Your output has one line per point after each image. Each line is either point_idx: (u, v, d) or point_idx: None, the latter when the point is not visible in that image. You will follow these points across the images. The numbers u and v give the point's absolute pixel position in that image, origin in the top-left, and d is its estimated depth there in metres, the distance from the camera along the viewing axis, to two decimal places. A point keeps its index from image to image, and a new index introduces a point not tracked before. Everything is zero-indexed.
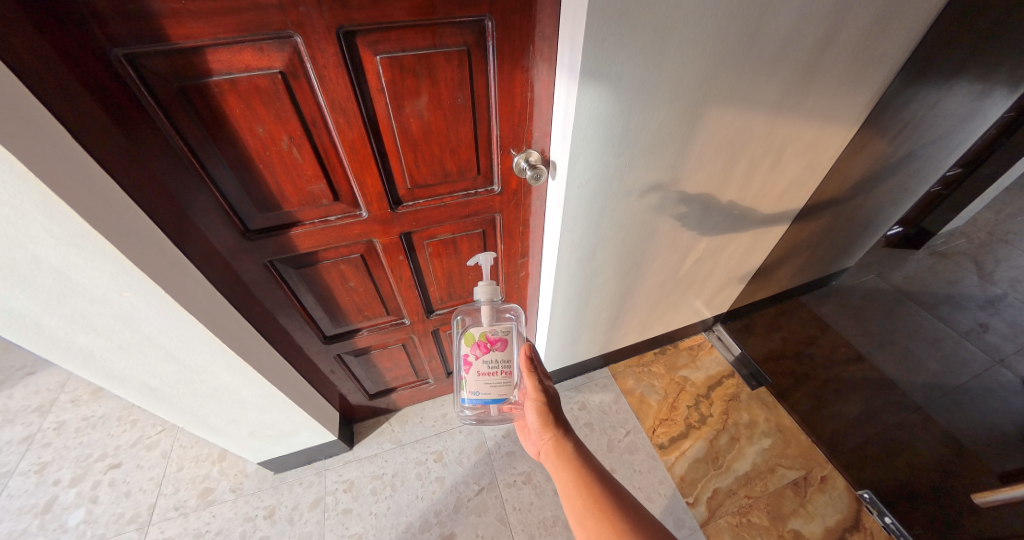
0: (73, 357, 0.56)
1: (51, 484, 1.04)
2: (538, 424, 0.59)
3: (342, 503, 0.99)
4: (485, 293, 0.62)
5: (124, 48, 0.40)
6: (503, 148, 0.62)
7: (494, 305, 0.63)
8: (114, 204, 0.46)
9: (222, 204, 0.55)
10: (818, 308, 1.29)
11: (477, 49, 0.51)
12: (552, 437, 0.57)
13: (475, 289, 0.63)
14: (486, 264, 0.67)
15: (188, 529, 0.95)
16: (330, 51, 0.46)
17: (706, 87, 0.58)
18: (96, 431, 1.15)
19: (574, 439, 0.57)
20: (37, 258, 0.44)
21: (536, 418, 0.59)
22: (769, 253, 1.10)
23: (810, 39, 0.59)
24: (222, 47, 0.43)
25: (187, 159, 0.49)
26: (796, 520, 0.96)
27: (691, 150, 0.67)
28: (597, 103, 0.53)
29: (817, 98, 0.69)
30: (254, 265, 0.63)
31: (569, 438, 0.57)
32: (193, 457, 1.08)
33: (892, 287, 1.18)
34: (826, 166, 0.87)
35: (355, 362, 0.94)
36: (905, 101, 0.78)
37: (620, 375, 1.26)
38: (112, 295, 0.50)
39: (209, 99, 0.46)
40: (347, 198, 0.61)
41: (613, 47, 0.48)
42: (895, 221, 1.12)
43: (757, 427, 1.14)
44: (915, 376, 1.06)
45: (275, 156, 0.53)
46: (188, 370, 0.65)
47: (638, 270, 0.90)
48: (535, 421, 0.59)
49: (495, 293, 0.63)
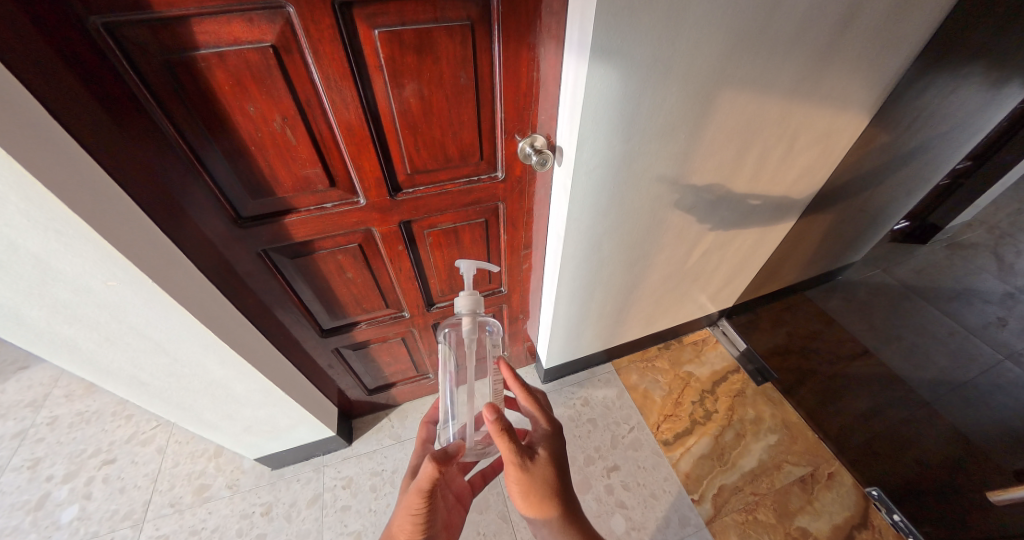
0: (58, 350, 0.54)
1: (44, 480, 1.02)
2: (527, 499, 0.51)
3: (341, 500, 0.97)
4: (466, 304, 0.56)
5: (103, 16, 0.37)
6: (507, 132, 0.59)
7: (476, 318, 0.58)
8: (97, 186, 0.43)
9: (212, 189, 0.52)
10: (824, 303, 1.25)
11: (481, 24, 0.48)
12: (552, 520, 0.51)
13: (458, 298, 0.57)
14: (469, 273, 0.61)
15: (183, 526, 0.93)
16: (325, 22, 0.43)
17: (720, 68, 0.55)
18: (90, 426, 1.13)
19: (572, 513, 0.51)
20: (14, 244, 0.41)
21: (531, 502, 0.51)
22: (777, 246, 1.08)
23: (829, 19, 0.56)
24: (210, 18, 0.40)
25: (175, 140, 0.47)
26: (804, 517, 0.95)
27: (703, 137, 0.64)
28: (608, 84, 0.50)
29: (833, 82, 0.66)
30: (248, 254, 0.61)
31: (573, 520, 0.51)
32: (188, 453, 1.05)
33: (897, 283, 1.13)
34: (840, 155, 0.84)
35: (353, 356, 0.92)
36: (922, 89, 0.75)
37: (624, 371, 1.24)
38: (96, 284, 0.47)
39: (197, 76, 0.43)
40: (344, 183, 0.58)
41: (626, 22, 0.45)
42: (903, 214, 1.08)
43: (763, 423, 1.13)
44: (923, 372, 1.02)
45: (268, 137, 0.50)
46: (180, 363, 0.62)
47: (645, 262, 0.87)
48: (529, 504, 0.51)
49: (479, 305, 0.57)
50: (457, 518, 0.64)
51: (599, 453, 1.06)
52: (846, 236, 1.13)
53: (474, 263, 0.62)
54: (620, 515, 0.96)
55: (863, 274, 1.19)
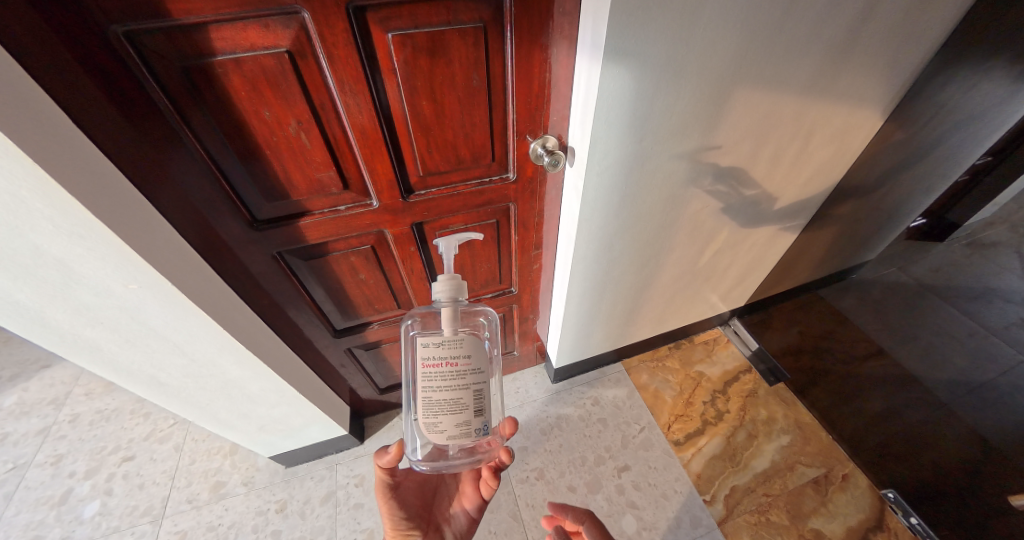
0: (81, 351, 0.55)
1: (66, 476, 1.05)
2: None
3: (353, 497, 0.98)
4: (439, 290, 0.53)
5: (123, 24, 0.38)
6: (519, 133, 0.59)
7: (457, 306, 0.54)
8: (117, 191, 0.43)
9: (228, 193, 0.53)
10: (839, 301, 1.23)
11: (494, 25, 0.48)
12: None
13: (435, 285, 0.54)
14: (450, 251, 0.58)
15: (201, 522, 0.95)
16: (339, 26, 0.43)
17: (735, 66, 0.54)
18: (109, 423, 1.16)
19: None
20: (39, 248, 0.42)
21: None
22: (791, 245, 1.06)
23: (847, 15, 0.55)
24: (226, 24, 0.40)
25: (193, 145, 0.48)
26: (818, 519, 0.94)
27: (716, 136, 0.64)
28: (622, 84, 0.50)
29: (850, 79, 0.65)
30: (263, 256, 0.62)
31: None
32: (204, 450, 1.08)
33: (913, 281, 1.13)
34: (856, 152, 0.83)
35: (365, 356, 0.93)
36: (943, 84, 0.73)
37: (634, 370, 1.24)
38: (117, 287, 0.48)
39: (214, 81, 0.44)
40: (357, 186, 0.59)
41: (640, 22, 0.45)
42: (920, 213, 1.05)
43: (776, 424, 1.11)
44: (941, 372, 1.01)
45: (283, 142, 0.51)
46: (197, 364, 0.63)
47: (656, 262, 0.87)
48: None
49: (456, 292, 0.53)
50: (461, 520, 0.61)
51: (609, 453, 1.06)
52: (860, 235, 1.11)
53: (452, 240, 0.59)
54: (631, 516, 0.95)
55: (878, 272, 1.18)
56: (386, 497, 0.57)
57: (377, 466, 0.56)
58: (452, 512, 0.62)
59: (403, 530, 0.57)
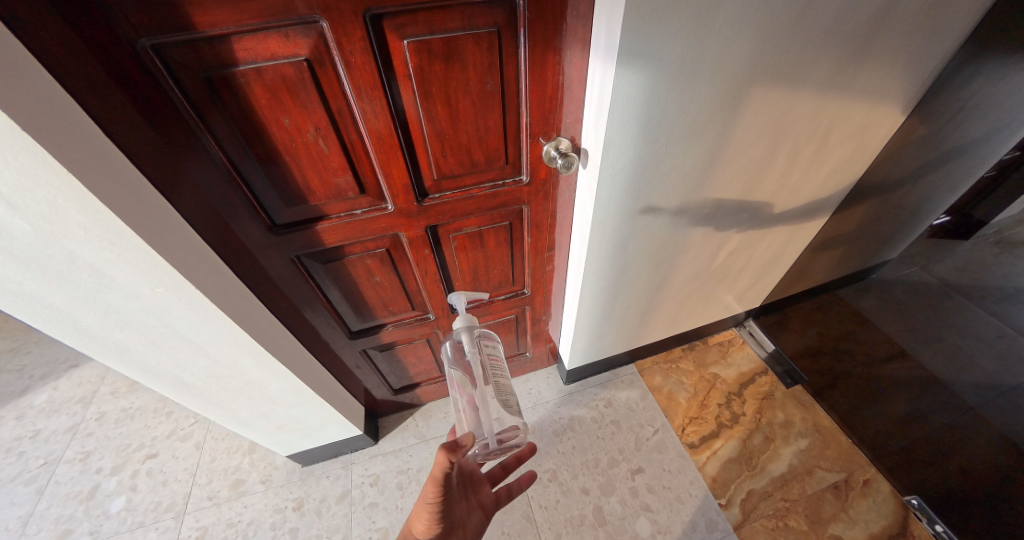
0: (110, 352, 0.57)
1: (94, 472, 1.09)
2: None
3: (368, 496, 1.00)
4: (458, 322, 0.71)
5: (151, 38, 0.39)
6: (533, 135, 0.60)
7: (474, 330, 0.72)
8: (144, 198, 0.45)
9: (249, 198, 0.54)
10: (858, 303, 1.19)
11: (508, 30, 0.49)
12: None
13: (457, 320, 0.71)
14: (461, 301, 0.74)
15: (221, 519, 0.97)
16: (357, 34, 0.44)
17: (752, 65, 0.54)
18: (134, 422, 1.19)
19: None
20: (73, 254, 0.43)
21: None
22: (808, 245, 1.04)
23: (867, 11, 0.53)
24: (249, 35, 0.41)
25: (216, 153, 0.49)
26: (838, 525, 0.92)
27: (732, 136, 0.63)
28: (636, 84, 0.49)
29: (871, 75, 0.63)
30: (282, 260, 0.63)
31: None
32: (224, 448, 1.10)
33: (937, 281, 1.05)
34: (877, 148, 0.81)
35: (380, 357, 0.94)
36: (968, 77, 0.71)
37: (647, 371, 1.23)
38: (145, 291, 0.49)
39: (236, 90, 0.45)
40: (373, 190, 0.60)
41: (656, 23, 0.44)
42: (943, 210, 1.00)
43: (794, 427, 1.10)
44: (966, 375, 0.94)
45: (302, 147, 0.52)
46: (219, 365, 0.65)
47: (671, 263, 0.86)
48: None
49: (470, 322, 0.72)
50: (478, 521, 0.60)
51: (622, 455, 1.05)
52: (880, 234, 1.08)
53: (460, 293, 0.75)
54: (645, 518, 0.95)
55: (900, 271, 1.13)
56: (436, 491, 0.50)
57: (441, 455, 0.48)
58: (470, 511, 0.60)
59: (438, 525, 0.52)
